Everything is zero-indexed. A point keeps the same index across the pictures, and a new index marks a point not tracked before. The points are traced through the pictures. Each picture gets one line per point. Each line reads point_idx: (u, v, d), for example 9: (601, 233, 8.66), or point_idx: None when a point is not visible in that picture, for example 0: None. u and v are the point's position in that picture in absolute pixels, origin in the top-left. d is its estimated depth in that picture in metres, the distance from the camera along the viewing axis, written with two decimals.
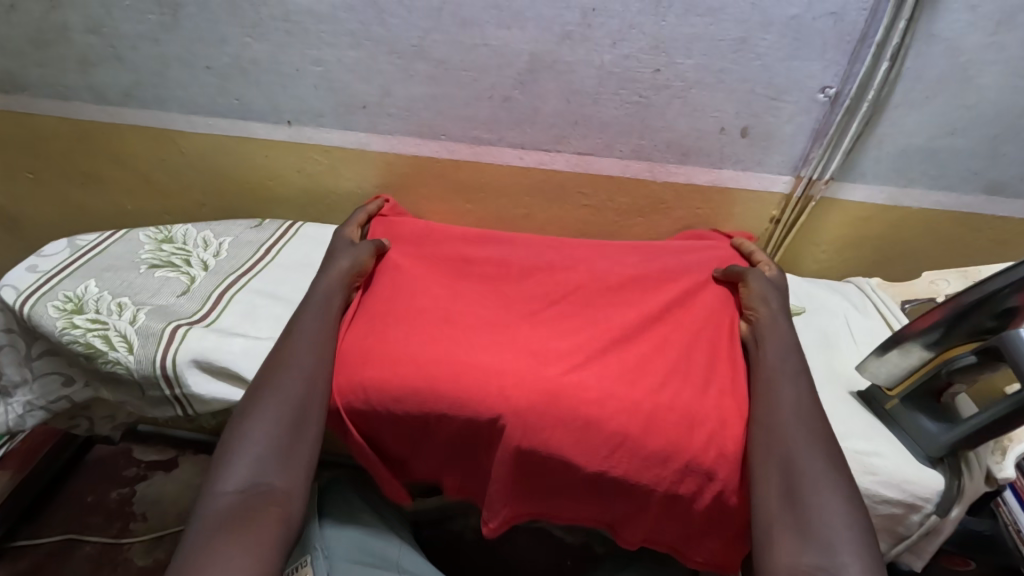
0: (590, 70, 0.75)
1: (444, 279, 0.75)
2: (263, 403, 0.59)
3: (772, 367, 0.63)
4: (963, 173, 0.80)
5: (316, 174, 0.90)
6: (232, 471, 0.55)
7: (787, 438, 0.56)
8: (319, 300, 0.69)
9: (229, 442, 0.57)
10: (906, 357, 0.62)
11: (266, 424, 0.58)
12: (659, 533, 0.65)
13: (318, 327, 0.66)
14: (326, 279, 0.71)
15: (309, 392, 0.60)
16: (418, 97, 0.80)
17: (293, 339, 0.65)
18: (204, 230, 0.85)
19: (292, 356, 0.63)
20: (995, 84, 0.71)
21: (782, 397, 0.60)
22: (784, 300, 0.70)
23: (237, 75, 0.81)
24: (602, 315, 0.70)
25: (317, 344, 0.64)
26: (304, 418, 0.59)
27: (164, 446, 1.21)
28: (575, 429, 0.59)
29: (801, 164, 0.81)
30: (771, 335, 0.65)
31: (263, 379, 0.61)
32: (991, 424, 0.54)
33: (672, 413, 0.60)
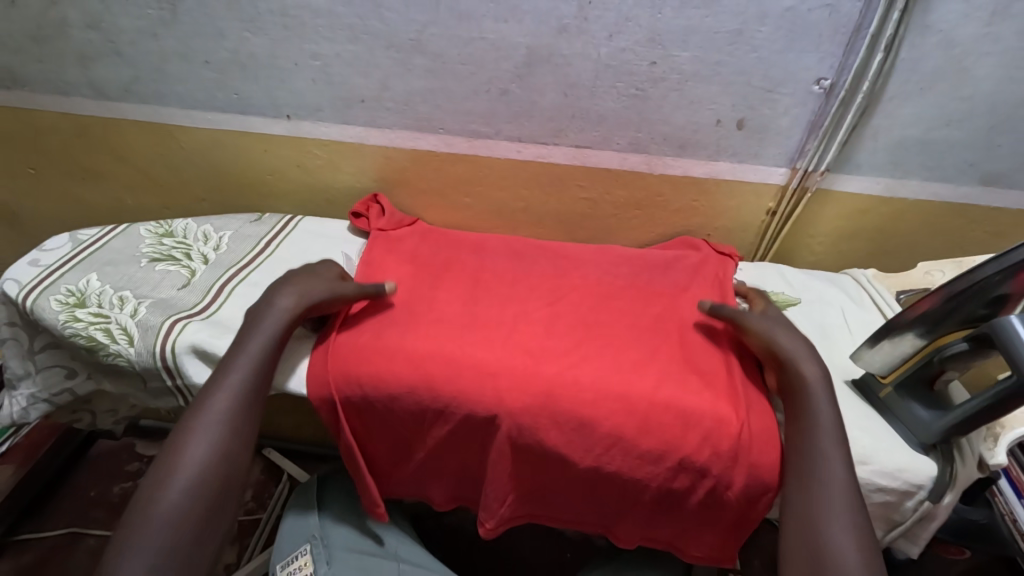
0: (587, 63, 0.76)
1: (439, 278, 0.76)
2: (166, 496, 0.52)
3: (822, 427, 0.56)
4: (958, 164, 0.80)
5: (316, 168, 0.90)
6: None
7: (826, 473, 0.54)
8: (268, 334, 0.62)
9: (121, 544, 0.50)
10: (898, 346, 0.63)
11: (167, 525, 0.51)
12: (654, 527, 0.66)
13: (244, 388, 0.59)
14: (280, 305, 0.64)
15: (226, 475, 0.55)
16: (415, 91, 0.81)
17: (207, 407, 0.57)
18: (205, 224, 0.86)
19: (202, 432, 0.56)
20: (990, 76, 0.72)
21: (826, 467, 0.54)
22: (807, 340, 0.63)
23: (235, 70, 0.82)
24: (596, 320, 0.71)
25: (235, 416, 0.58)
26: (214, 515, 0.53)
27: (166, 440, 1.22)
28: (572, 428, 0.60)
29: (797, 155, 0.81)
30: (820, 396, 0.57)
31: (173, 459, 0.54)
32: (983, 409, 0.54)
33: (669, 411, 0.60)
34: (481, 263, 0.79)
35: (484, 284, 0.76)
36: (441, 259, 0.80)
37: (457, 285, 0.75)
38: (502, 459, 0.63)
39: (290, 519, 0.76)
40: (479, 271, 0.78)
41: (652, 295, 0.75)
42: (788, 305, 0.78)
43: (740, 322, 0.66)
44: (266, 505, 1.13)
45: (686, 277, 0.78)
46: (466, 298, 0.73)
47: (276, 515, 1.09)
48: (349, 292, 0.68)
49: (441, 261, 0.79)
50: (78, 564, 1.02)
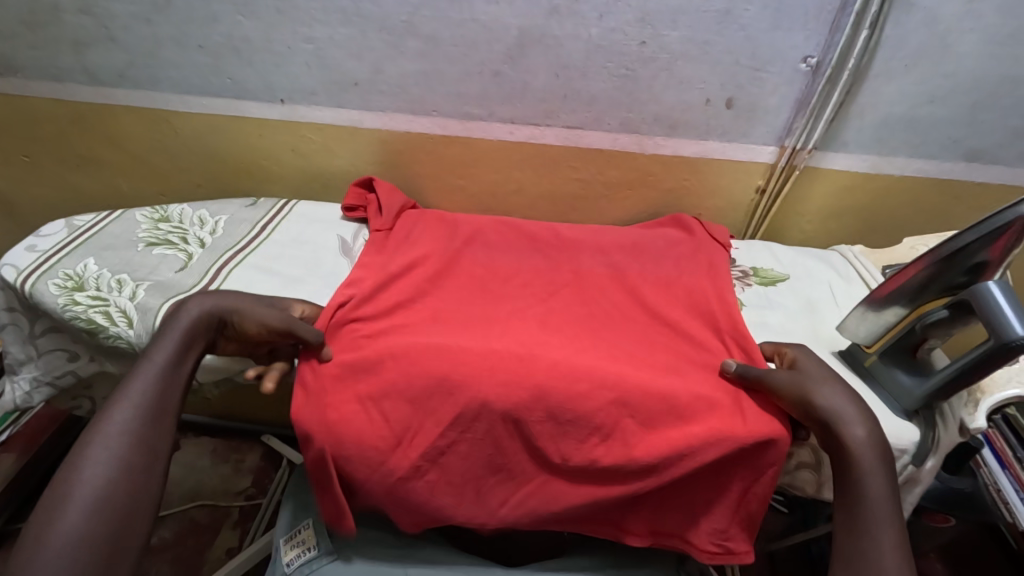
0: (577, 44, 0.76)
1: (422, 270, 0.76)
2: (63, 515, 0.47)
3: (874, 498, 0.53)
4: (943, 141, 0.82)
5: (310, 153, 0.91)
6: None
7: (873, 494, 0.53)
8: (172, 345, 0.59)
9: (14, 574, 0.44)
10: (881, 316, 0.65)
11: (66, 548, 0.45)
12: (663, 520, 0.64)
13: (147, 398, 0.55)
14: (184, 319, 0.61)
15: (134, 488, 0.50)
16: (409, 73, 0.81)
17: (106, 421, 0.52)
18: (201, 209, 0.87)
19: (103, 445, 0.51)
20: (973, 53, 0.73)
21: (880, 541, 0.51)
22: (857, 398, 0.59)
23: (228, 54, 0.82)
24: (585, 312, 0.72)
25: (139, 425, 0.53)
26: (124, 530, 0.48)
27: None
28: (569, 420, 0.60)
29: (785, 134, 0.83)
30: (871, 465, 0.54)
31: (72, 475, 0.49)
32: (961, 375, 0.56)
33: (653, 398, 0.61)
34: (475, 256, 0.80)
35: (476, 277, 0.77)
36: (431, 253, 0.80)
37: (455, 276, 0.77)
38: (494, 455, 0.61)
39: (293, 497, 0.78)
40: (474, 263, 0.79)
41: (646, 283, 0.77)
42: (777, 280, 0.80)
43: (769, 384, 0.60)
44: (266, 490, 1.15)
45: (676, 267, 0.80)
46: (459, 293, 0.74)
47: (276, 499, 1.11)
48: (262, 315, 0.63)
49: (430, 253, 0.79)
50: None
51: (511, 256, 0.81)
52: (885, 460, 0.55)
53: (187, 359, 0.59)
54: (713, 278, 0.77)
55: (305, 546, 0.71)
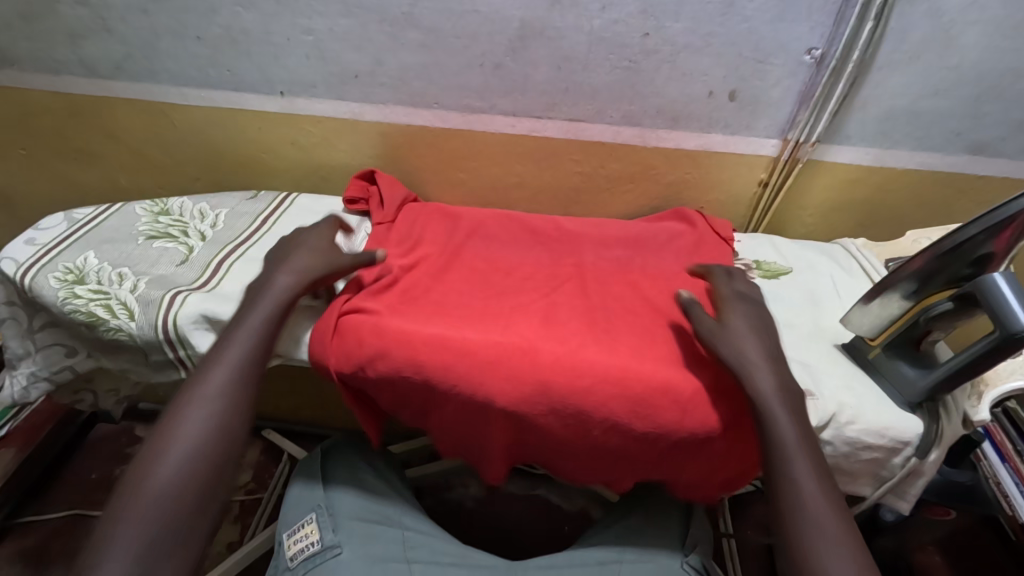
0: (580, 35, 0.76)
1: (426, 263, 0.76)
2: (168, 458, 0.53)
3: (787, 443, 0.54)
4: (946, 134, 0.82)
5: (310, 146, 0.91)
6: (113, 556, 0.48)
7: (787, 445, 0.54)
8: (264, 313, 0.63)
9: (117, 511, 0.50)
10: (886, 306, 0.64)
11: (163, 491, 0.51)
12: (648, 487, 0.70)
13: (240, 361, 0.60)
14: (278, 283, 0.66)
15: (223, 446, 0.55)
16: (409, 65, 0.81)
17: (207, 378, 0.58)
18: (201, 202, 0.86)
19: (200, 403, 0.56)
20: (977, 45, 0.73)
21: (797, 480, 0.53)
22: (768, 350, 0.61)
23: (227, 46, 0.81)
24: (587, 305, 0.72)
25: (234, 388, 0.58)
26: (212, 483, 0.53)
27: None
28: (570, 414, 0.61)
29: (788, 127, 0.82)
30: (777, 411, 0.56)
31: (174, 425, 0.55)
32: (965, 367, 0.56)
33: (666, 395, 0.61)
34: (476, 250, 0.80)
35: (478, 271, 0.76)
36: (432, 246, 0.79)
37: (456, 268, 0.76)
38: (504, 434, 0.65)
39: (294, 491, 0.77)
40: (476, 257, 0.79)
41: (648, 278, 0.76)
42: (779, 273, 0.80)
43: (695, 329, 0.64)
44: (267, 484, 1.15)
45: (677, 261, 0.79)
46: (461, 285, 0.73)
47: (277, 493, 1.11)
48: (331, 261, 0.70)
49: (431, 247, 0.79)
50: (81, 544, 1.02)
51: (512, 250, 0.80)
52: (793, 409, 0.57)
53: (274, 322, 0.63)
54: None
55: (308, 541, 0.70)
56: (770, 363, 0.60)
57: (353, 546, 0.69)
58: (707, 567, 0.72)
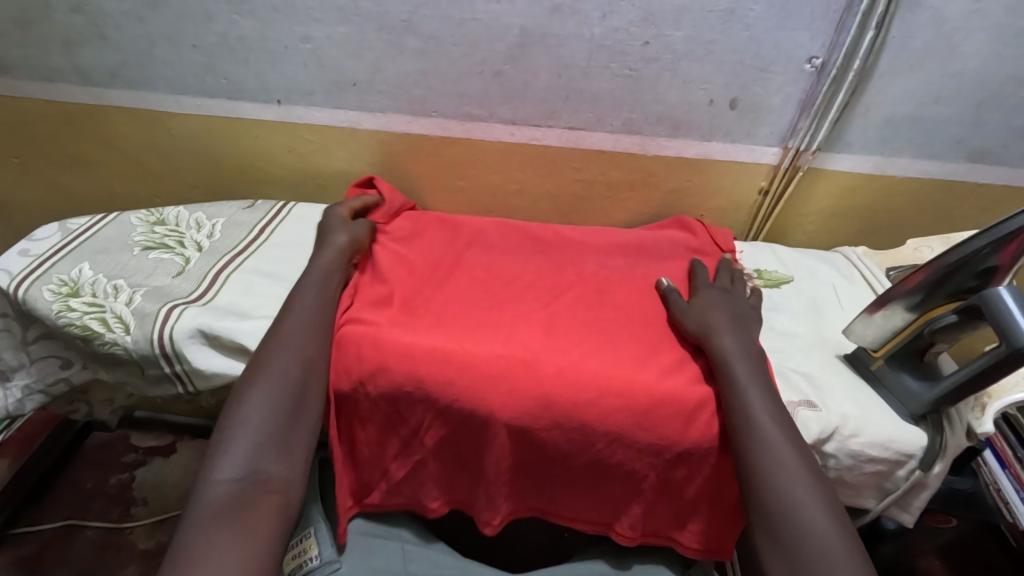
0: (580, 43, 0.75)
1: (426, 271, 0.76)
2: (259, 386, 0.59)
3: (740, 378, 0.60)
4: (947, 142, 0.81)
5: (307, 153, 0.90)
6: (224, 462, 0.55)
7: (763, 419, 0.57)
8: (318, 277, 0.69)
9: (227, 427, 0.57)
10: (890, 318, 0.64)
11: (262, 413, 0.58)
12: (654, 518, 0.67)
13: (311, 305, 0.66)
14: (325, 259, 0.71)
15: (307, 374, 0.61)
16: (408, 73, 0.80)
17: (286, 320, 0.64)
18: (197, 211, 0.85)
19: (282, 341, 0.62)
20: (979, 52, 0.72)
21: (748, 402, 0.58)
22: (735, 320, 0.67)
23: (224, 53, 0.80)
24: (590, 319, 0.70)
25: (308, 327, 0.64)
26: (301, 404, 0.60)
27: (162, 431, 1.22)
28: (574, 427, 0.61)
29: (789, 135, 0.82)
30: (736, 363, 0.61)
31: (265, 360, 0.62)
32: (970, 380, 0.56)
33: (669, 405, 0.60)
34: (475, 257, 0.80)
35: (478, 279, 0.76)
36: (429, 254, 0.79)
37: (454, 277, 0.76)
38: (503, 456, 0.64)
39: None
40: (475, 265, 0.78)
41: (650, 287, 0.76)
42: (780, 282, 0.79)
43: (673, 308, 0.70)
44: None
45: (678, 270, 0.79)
46: (461, 296, 0.73)
47: None
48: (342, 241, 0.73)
49: (428, 255, 0.78)
50: (78, 555, 1.01)
51: (513, 260, 0.80)
52: (755, 365, 0.62)
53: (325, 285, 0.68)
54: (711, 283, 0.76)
55: (307, 556, 0.69)
56: (737, 329, 0.66)
57: (353, 558, 0.69)
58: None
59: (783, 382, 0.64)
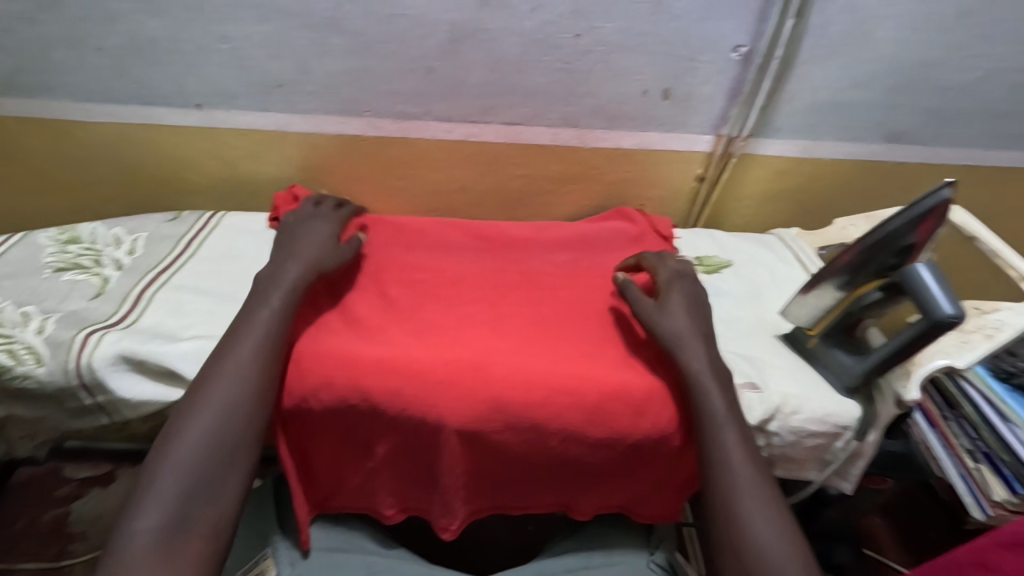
0: (512, 37, 0.74)
1: (367, 278, 0.73)
2: (197, 419, 0.55)
3: (714, 410, 0.58)
4: (867, 124, 0.85)
5: (235, 160, 0.85)
6: (153, 504, 0.51)
7: (726, 430, 0.57)
8: (284, 294, 0.63)
9: (157, 464, 0.53)
10: (822, 298, 0.66)
11: (196, 454, 0.53)
12: (608, 500, 0.69)
13: (269, 331, 0.60)
14: (287, 274, 0.65)
15: (253, 410, 0.56)
16: (337, 72, 0.77)
17: (237, 346, 0.59)
18: (115, 226, 0.80)
19: (229, 369, 0.57)
20: (892, 37, 0.76)
21: (715, 415, 0.58)
22: (699, 323, 0.65)
23: (133, 56, 0.75)
24: (538, 314, 0.70)
25: (258, 355, 0.58)
26: (241, 441, 0.55)
27: (96, 461, 1.12)
28: (525, 427, 0.61)
29: (721, 123, 0.84)
30: (707, 381, 0.60)
31: (202, 393, 0.56)
32: (896, 352, 0.59)
33: (617, 398, 0.61)
34: (418, 259, 0.78)
35: (423, 282, 0.74)
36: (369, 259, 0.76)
37: (398, 281, 0.73)
38: (455, 462, 0.63)
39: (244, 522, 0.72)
40: (419, 269, 0.76)
41: (596, 279, 0.77)
42: (720, 267, 0.81)
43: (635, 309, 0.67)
44: None
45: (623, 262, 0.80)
46: (406, 300, 0.71)
47: None
48: (320, 258, 0.68)
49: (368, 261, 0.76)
50: None
51: (458, 260, 0.79)
52: (724, 381, 0.60)
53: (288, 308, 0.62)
54: None
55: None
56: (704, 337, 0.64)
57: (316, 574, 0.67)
58: (674, 563, 0.73)
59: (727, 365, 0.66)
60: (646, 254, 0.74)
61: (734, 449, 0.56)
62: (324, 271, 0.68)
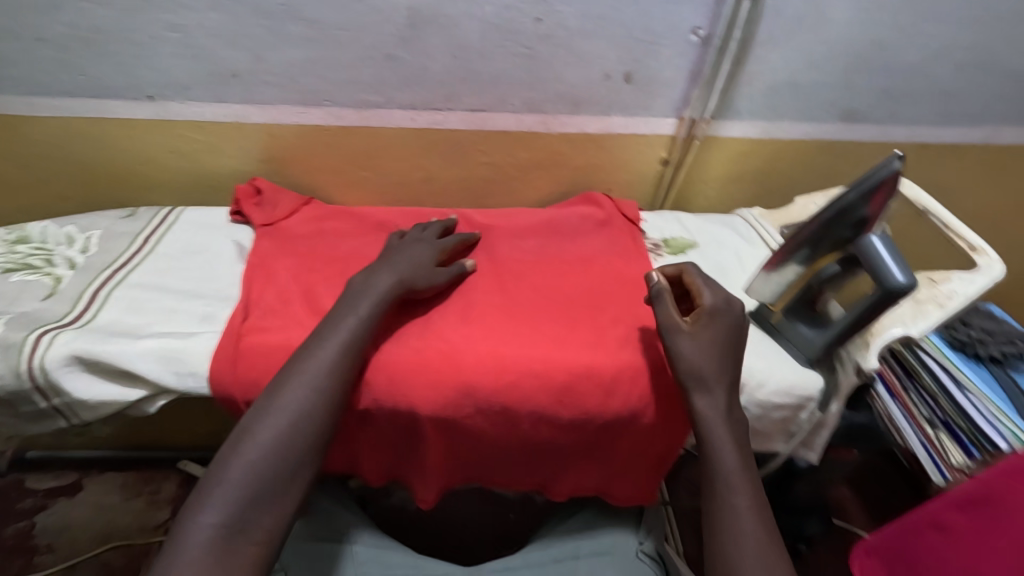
0: (472, 23, 0.74)
1: (333, 269, 0.72)
2: (267, 421, 0.53)
3: (727, 469, 0.55)
4: (824, 104, 0.87)
5: (192, 153, 0.83)
6: (217, 500, 0.50)
7: (734, 490, 0.54)
8: (371, 306, 0.61)
9: (227, 459, 0.52)
10: (783, 275, 0.68)
11: (261, 454, 0.52)
12: (585, 480, 0.70)
13: (350, 343, 0.58)
14: (379, 284, 0.63)
15: (325, 419, 0.55)
16: (294, 61, 0.75)
17: (313, 353, 0.57)
18: (67, 225, 0.77)
19: (304, 375, 0.55)
20: (845, 18, 0.78)
21: (727, 471, 0.55)
22: (726, 356, 0.59)
23: (78, 46, 0.72)
24: (507, 298, 0.70)
25: (337, 367, 0.56)
26: (310, 449, 0.54)
27: (62, 470, 1.07)
28: (497, 411, 0.61)
29: (683, 106, 0.85)
30: (719, 431, 0.57)
31: (274, 395, 0.55)
32: (854, 323, 0.61)
33: (587, 378, 0.61)
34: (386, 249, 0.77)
35: None
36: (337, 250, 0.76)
37: None
38: (431, 448, 0.63)
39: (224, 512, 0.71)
40: None
41: (565, 263, 0.77)
42: (686, 248, 0.83)
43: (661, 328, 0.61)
44: None
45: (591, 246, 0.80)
46: None
47: None
48: (418, 278, 0.65)
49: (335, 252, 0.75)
50: None
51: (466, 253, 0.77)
52: (739, 436, 0.57)
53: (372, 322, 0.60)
54: (625, 256, 0.78)
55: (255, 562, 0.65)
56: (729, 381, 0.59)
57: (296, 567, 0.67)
58: (661, 552, 0.74)
59: None
60: (684, 268, 0.66)
61: (746, 513, 0.53)
62: (414, 288, 0.65)
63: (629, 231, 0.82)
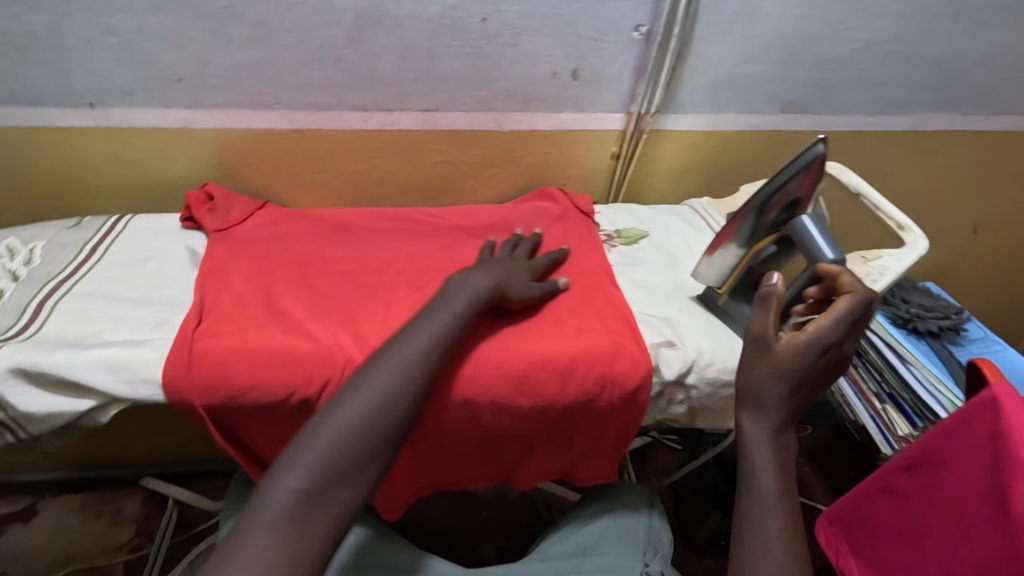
0: (418, 23, 0.75)
1: (286, 271, 0.72)
2: (357, 397, 0.53)
3: (762, 489, 0.50)
4: (763, 96, 0.91)
5: (138, 160, 0.82)
6: (298, 465, 0.49)
7: (767, 513, 0.49)
8: (471, 301, 0.62)
9: (314, 427, 0.51)
10: (725, 256, 0.71)
11: (348, 429, 0.51)
12: (550, 467, 0.71)
13: (442, 335, 0.58)
14: (473, 282, 0.64)
15: (412, 405, 0.54)
16: (241, 64, 0.75)
17: (406, 340, 0.57)
18: (8, 237, 0.75)
19: (394, 359, 0.55)
20: (776, 14, 0.81)
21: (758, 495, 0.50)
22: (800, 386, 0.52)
23: (12, 52, 0.71)
24: None
25: (427, 355, 0.56)
26: (393, 432, 0.53)
27: (16, 494, 1.03)
28: (458, 403, 0.62)
29: (630, 101, 0.87)
30: (761, 455, 0.51)
31: (363, 375, 0.54)
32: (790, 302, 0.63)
33: (546, 366, 0.63)
34: (343, 250, 0.77)
35: (347, 270, 0.73)
36: (293, 254, 0.75)
37: (321, 274, 0.73)
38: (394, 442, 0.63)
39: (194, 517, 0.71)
40: (346, 259, 0.75)
41: None
42: (637, 238, 0.85)
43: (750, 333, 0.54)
44: (154, 536, 1.00)
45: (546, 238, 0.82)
46: (330, 291, 0.70)
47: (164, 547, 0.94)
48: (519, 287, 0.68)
49: (291, 254, 0.75)
50: None
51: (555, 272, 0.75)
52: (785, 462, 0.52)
53: (465, 318, 0.61)
54: (578, 247, 0.79)
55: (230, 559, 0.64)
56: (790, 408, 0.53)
57: None
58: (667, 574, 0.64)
59: (646, 327, 0.70)
60: (855, 291, 0.55)
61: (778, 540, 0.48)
62: (507, 292, 0.66)
63: (581, 222, 0.84)
